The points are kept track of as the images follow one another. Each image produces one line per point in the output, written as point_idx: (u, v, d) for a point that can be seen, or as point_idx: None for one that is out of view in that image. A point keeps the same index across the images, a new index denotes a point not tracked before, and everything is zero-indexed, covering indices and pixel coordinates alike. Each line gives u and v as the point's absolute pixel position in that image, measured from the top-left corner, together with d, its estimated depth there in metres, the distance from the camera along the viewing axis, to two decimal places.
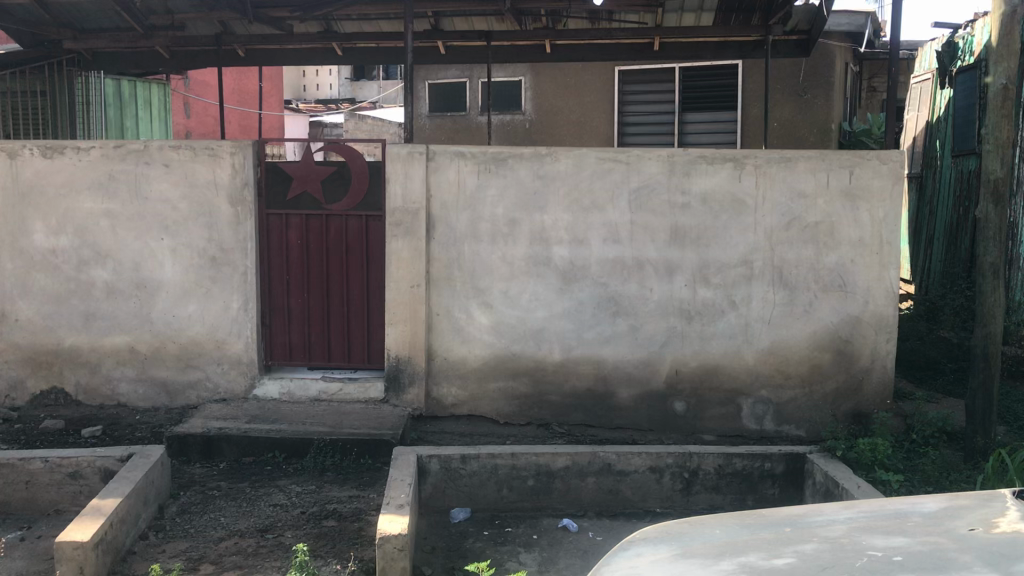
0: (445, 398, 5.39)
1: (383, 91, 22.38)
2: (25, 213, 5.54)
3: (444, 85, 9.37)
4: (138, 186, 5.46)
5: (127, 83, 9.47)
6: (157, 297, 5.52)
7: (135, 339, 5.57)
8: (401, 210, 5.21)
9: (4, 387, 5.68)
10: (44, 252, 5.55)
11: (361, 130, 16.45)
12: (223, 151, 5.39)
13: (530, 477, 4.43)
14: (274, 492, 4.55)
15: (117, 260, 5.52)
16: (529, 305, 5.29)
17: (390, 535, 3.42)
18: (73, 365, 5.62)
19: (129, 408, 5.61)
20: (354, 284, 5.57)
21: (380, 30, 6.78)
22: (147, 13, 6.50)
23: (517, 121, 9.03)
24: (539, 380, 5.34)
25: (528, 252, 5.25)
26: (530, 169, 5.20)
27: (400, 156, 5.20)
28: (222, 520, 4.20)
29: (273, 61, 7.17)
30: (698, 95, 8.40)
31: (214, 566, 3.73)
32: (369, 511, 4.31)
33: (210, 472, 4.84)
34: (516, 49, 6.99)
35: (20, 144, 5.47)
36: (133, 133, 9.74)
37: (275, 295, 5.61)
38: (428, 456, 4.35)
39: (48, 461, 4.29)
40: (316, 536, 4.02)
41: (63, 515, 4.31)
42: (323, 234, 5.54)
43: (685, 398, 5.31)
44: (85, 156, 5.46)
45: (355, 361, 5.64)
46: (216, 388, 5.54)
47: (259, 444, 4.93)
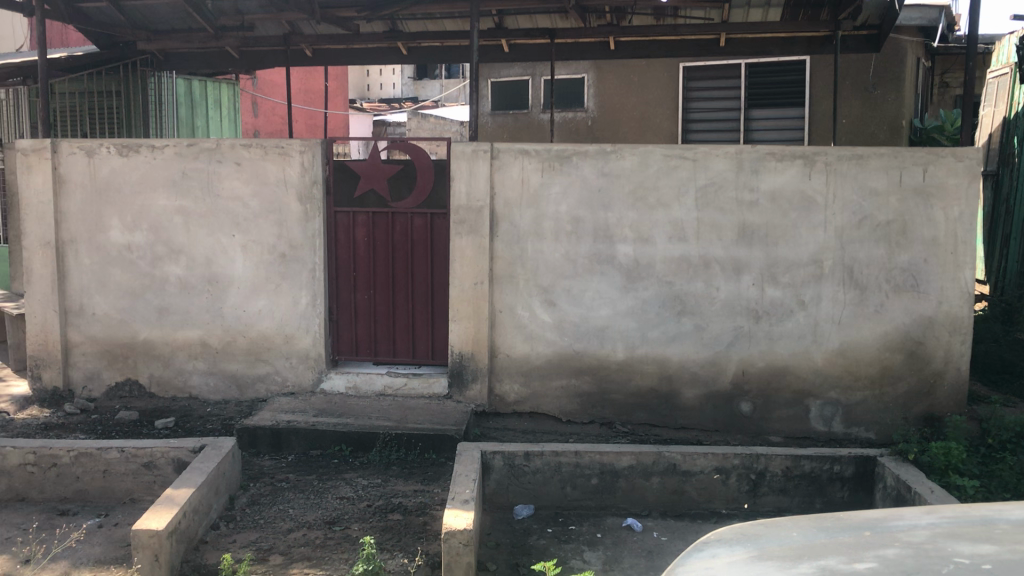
0: (508, 395, 5.42)
1: (445, 89, 22.57)
2: (102, 210, 5.71)
3: (507, 84, 9.40)
4: (210, 184, 5.58)
5: (197, 84, 9.69)
6: (228, 292, 5.64)
7: (207, 334, 5.70)
8: (465, 207, 5.25)
9: (82, 378, 5.87)
10: (121, 247, 5.72)
11: (423, 129, 16.48)
12: (293, 149, 5.48)
13: (593, 476, 4.40)
14: (341, 485, 4.61)
15: (190, 256, 5.66)
16: (592, 303, 5.28)
17: (455, 530, 3.45)
18: (147, 358, 5.79)
19: (200, 400, 5.75)
20: (419, 283, 5.62)
21: (444, 28, 6.84)
22: (218, 13, 6.65)
23: (579, 118, 8.99)
24: (602, 379, 5.33)
25: (591, 249, 5.24)
26: (595, 166, 5.18)
27: (464, 154, 5.23)
28: (291, 512, 4.27)
29: (340, 61, 7.28)
30: (765, 91, 8.28)
31: (284, 558, 3.79)
32: (434, 505, 4.33)
33: (280, 464, 4.93)
34: (582, 47, 6.97)
35: (98, 142, 5.64)
36: (203, 132, 9.93)
37: (341, 291, 5.69)
38: (492, 452, 4.37)
39: (124, 451, 4.41)
40: (383, 529, 4.06)
41: (139, 503, 4.44)
42: (389, 231, 5.61)
43: (751, 399, 5.25)
44: (159, 155, 5.61)
45: (420, 356, 5.70)
46: (285, 382, 5.64)
47: (327, 437, 5.01)
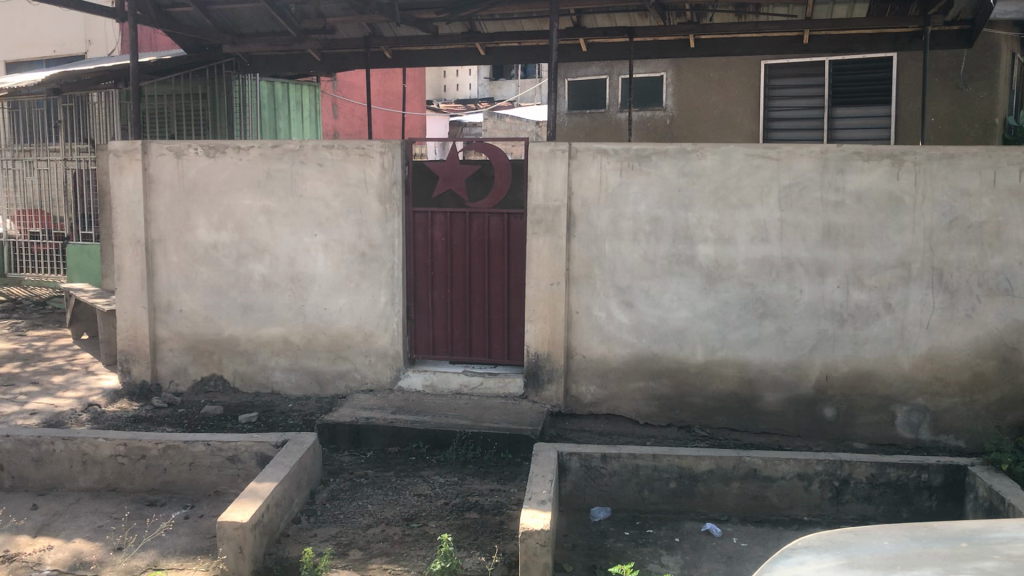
0: (584, 396, 5.40)
1: (521, 90, 22.62)
2: (190, 210, 5.87)
3: (585, 83, 9.38)
4: (293, 184, 5.69)
5: (280, 86, 9.90)
6: (309, 290, 5.74)
7: (289, 331, 5.81)
8: (542, 207, 5.26)
9: (169, 372, 6.05)
10: (207, 246, 5.88)
11: (499, 130, 16.56)
12: (373, 150, 5.55)
13: (672, 480, 4.35)
14: (418, 482, 4.65)
15: (274, 254, 5.78)
16: (671, 304, 5.22)
17: (532, 530, 3.45)
18: (231, 354, 5.94)
19: (282, 396, 5.87)
20: (496, 282, 5.64)
21: (523, 29, 6.85)
22: (301, 16, 6.78)
23: (658, 117, 8.95)
24: (680, 382, 5.27)
25: (670, 250, 5.19)
26: (675, 166, 5.13)
27: (542, 154, 5.23)
28: (369, 508, 4.33)
29: (420, 62, 7.36)
30: (849, 89, 8.09)
31: (363, 552, 3.84)
32: (511, 505, 4.34)
33: (359, 460, 5.00)
34: (660, 45, 6.91)
35: (186, 144, 5.81)
36: (285, 134, 10.14)
37: (419, 290, 5.75)
38: (569, 454, 4.37)
39: (210, 444, 4.53)
40: (460, 527, 4.08)
41: (223, 496, 4.55)
42: (467, 231, 5.64)
43: (835, 404, 5.13)
44: (244, 156, 5.74)
45: (496, 356, 5.72)
46: (364, 380, 5.72)
47: (405, 435, 5.07)
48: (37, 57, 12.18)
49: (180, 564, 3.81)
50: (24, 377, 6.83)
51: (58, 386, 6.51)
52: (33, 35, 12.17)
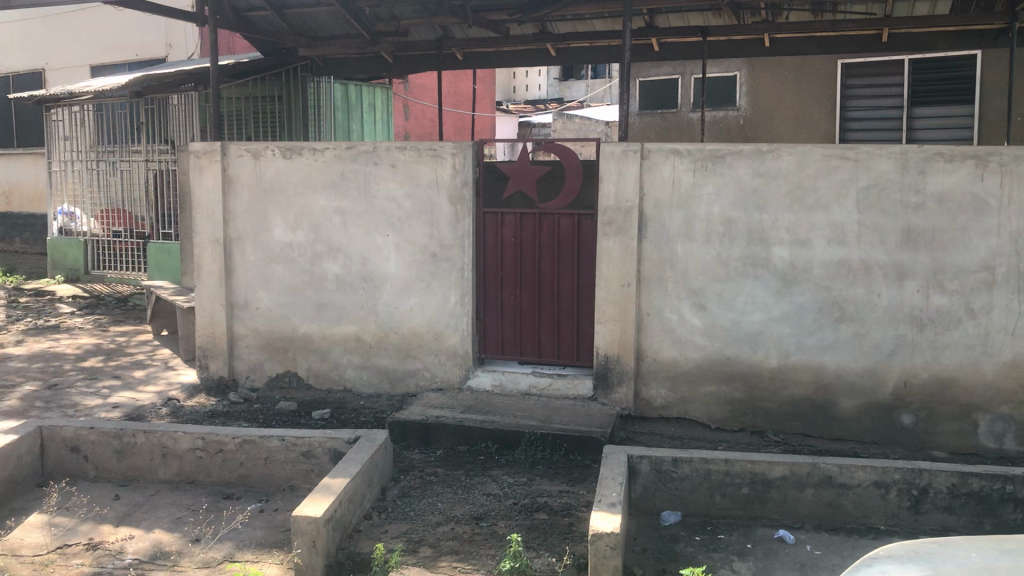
0: (654, 399, 5.36)
1: (591, 90, 22.56)
2: (266, 210, 6.00)
3: (657, 83, 9.30)
4: (367, 185, 5.77)
5: (353, 88, 10.03)
6: (381, 289, 5.82)
7: (361, 329, 5.90)
8: (614, 208, 5.24)
9: (246, 368, 6.20)
10: (283, 246, 5.99)
11: (568, 130, 16.55)
12: (445, 151, 5.59)
13: (744, 485, 4.29)
14: (488, 481, 4.67)
15: (347, 254, 5.87)
16: (744, 307, 5.15)
17: (603, 532, 3.44)
18: (305, 351, 6.05)
19: (354, 393, 5.96)
20: (566, 283, 5.62)
21: (594, 29, 6.83)
22: (375, 19, 6.87)
23: (730, 117, 8.94)
24: (753, 386, 5.20)
25: (744, 252, 5.12)
26: (749, 166, 5.06)
27: (614, 155, 5.21)
28: (439, 506, 4.37)
29: (491, 63, 7.40)
30: (930, 89, 7.80)
31: (433, 550, 3.87)
32: (580, 507, 4.33)
33: (429, 458, 5.04)
34: (734, 44, 6.82)
35: (264, 145, 5.93)
36: (358, 135, 10.27)
37: (489, 291, 5.78)
38: (639, 456, 4.34)
39: (285, 439, 4.62)
40: (529, 528, 4.09)
41: (297, 490, 4.63)
42: (537, 231, 5.64)
43: (914, 411, 5.00)
44: (320, 157, 5.84)
45: (565, 357, 5.70)
46: (434, 378, 5.77)
47: (474, 434, 5.10)
48: (121, 60, 12.57)
49: (256, 556, 3.90)
50: (107, 370, 7.06)
51: (140, 380, 6.71)
52: (118, 40, 12.56)
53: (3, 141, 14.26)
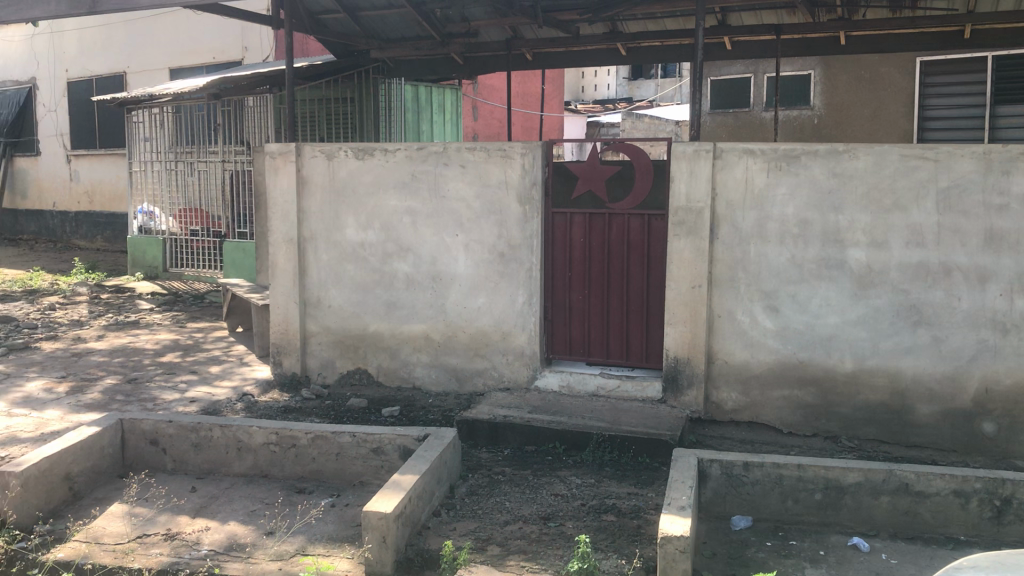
0: (725, 403, 5.30)
1: (661, 89, 22.38)
2: (339, 210, 6.09)
3: (728, 82, 9.18)
4: (437, 185, 5.81)
5: (423, 89, 10.12)
6: (450, 289, 5.86)
7: (430, 328, 5.95)
8: (685, 209, 5.20)
9: (317, 365, 6.31)
10: (354, 245, 6.08)
11: (637, 129, 16.46)
12: (515, 152, 5.60)
13: (817, 491, 4.21)
14: (556, 482, 4.67)
15: (417, 253, 5.92)
16: (818, 310, 5.06)
17: (672, 536, 3.41)
18: (375, 349, 6.13)
19: (423, 391, 6.02)
20: (635, 285, 5.59)
21: (665, 28, 6.78)
22: (446, 20, 6.92)
23: (804, 116, 8.66)
24: (826, 390, 5.10)
25: (819, 253, 5.02)
26: (825, 166, 4.96)
27: (686, 155, 5.17)
28: (508, 505, 4.38)
29: (561, 63, 7.40)
30: (1014, 86, 7.65)
31: (501, 549, 3.89)
32: (649, 509, 4.30)
33: (497, 457, 5.07)
34: (808, 42, 6.70)
35: (337, 146, 6.02)
36: (427, 136, 10.37)
37: (558, 291, 5.78)
38: (709, 460, 4.30)
39: (356, 436, 4.68)
40: (596, 529, 4.08)
41: (367, 486, 4.69)
42: (606, 232, 5.61)
43: (996, 419, 4.83)
44: (391, 158, 5.90)
45: (633, 359, 5.66)
46: (502, 378, 5.79)
47: (542, 434, 5.11)
48: (198, 63, 12.88)
49: (328, 550, 3.96)
50: (184, 365, 7.26)
51: (216, 375, 6.88)
52: (196, 44, 12.88)
53: (86, 142, 14.73)
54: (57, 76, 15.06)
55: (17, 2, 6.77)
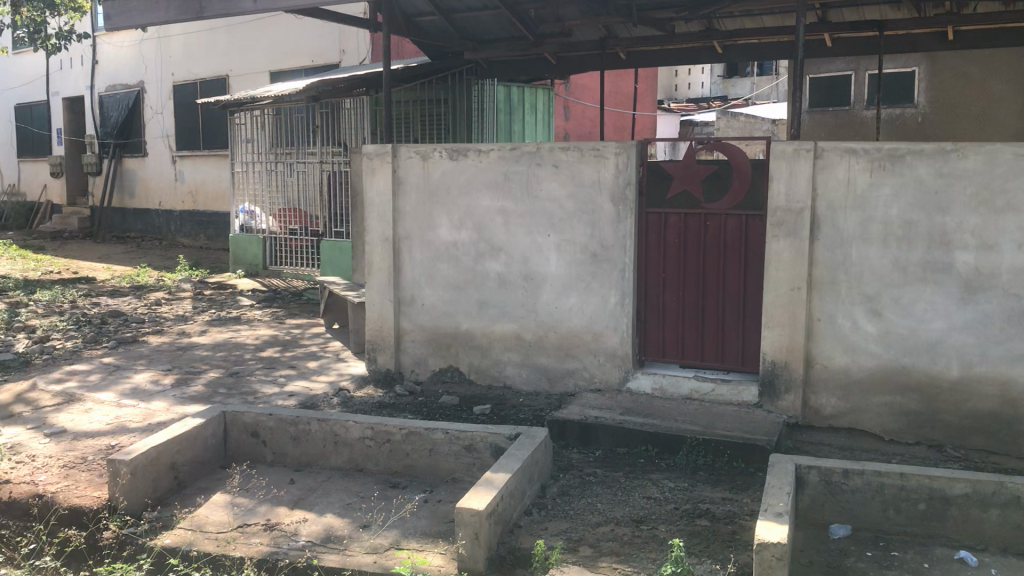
0: (823, 409, 5.16)
1: (756, 88, 21.96)
2: (433, 210, 6.17)
3: (827, 79, 8.97)
4: (530, 186, 5.83)
5: (515, 89, 10.15)
6: (543, 289, 5.87)
7: (522, 328, 5.97)
8: (784, 209, 5.09)
9: (411, 362, 6.40)
10: (448, 245, 6.15)
11: (733, 129, 16.20)
12: (609, 151, 5.58)
13: (921, 501, 4.06)
14: (648, 484, 4.63)
15: (509, 253, 5.95)
16: (923, 314, 4.88)
17: (768, 542, 3.35)
18: (467, 347, 6.18)
19: (514, 390, 6.05)
20: (731, 286, 5.49)
21: (763, 26, 6.64)
22: (540, 21, 6.93)
23: (908, 114, 8.42)
24: (931, 398, 4.92)
25: (924, 256, 4.85)
26: (931, 166, 4.79)
27: (785, 154, 5.07)
28: (600, 506, 4.36)
29: (655, 63, 7.33)
30: None
31: (592, 550, 3.87)
32: (744, 515, 4.22)
33: (589, 458, 5.05)
34: (914, 38, 6.48)
35: (431, 147, 6.10)
36: (519, 137, 10.40)
37: (651, 293, 5.74)
38: (808, 466, 4.20)
39: (448, 432, 4.73)
40: (690, 534, 4.03)
41: (459, 483, 4.73)
42: (701, 233, 5.54)
43: None
44: (485, 158, 5.95)
45: (728, 362, 5.57)
46: (593, 379, 5.77)
47: (635, 436, 5.07)
48: (297, 67, 13.22)
49: (421, 545, 4.01)
50: (283, 360, 7.46)
51: (312, 370, 7.05)
52: (295, 47, 13.22)
53: (191, 143, 15.26)
54: (164, 80, 15.64)
55: (129, 10, 7.06)
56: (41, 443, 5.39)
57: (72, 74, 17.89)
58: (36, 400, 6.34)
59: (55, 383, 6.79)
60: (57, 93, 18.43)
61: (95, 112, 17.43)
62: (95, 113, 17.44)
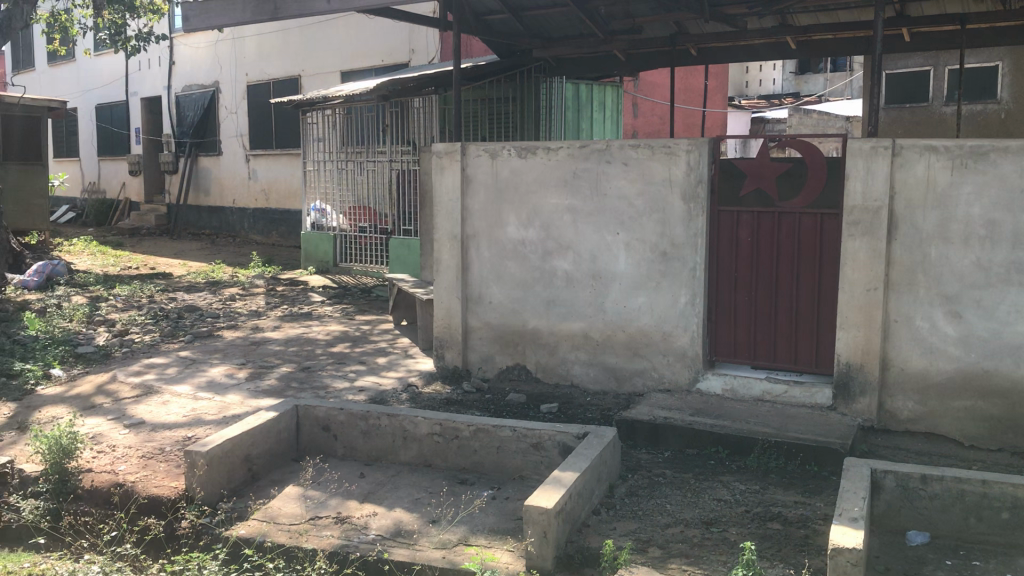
0: (900, 412, 5.04)
1: (829, 84, 21.52)
2: (501, 208, 6.18)
3: (904, 75, 8.76)
4: (599, 183, 5.80)
5: (584, 87, 10.11)
6: (611, 288, 5.84)
7: (590, 326, 5.95)
8: (860, 207, 4.98)
9: (478, 359, 6.43)
10: (516, 243, 6.15)
11: (805, 125, 15.90)
12: (680, 149, 5.52)
13: (1004, 510, 3.93)
14: (718, 486, 4.58)
15: (578, 252, 5.93)
16: (1007, 316, 4.73)
17: (843, 548, 3.28)
18: (535, 345, 6.19)
19: (581, 389, 6.03)
20: (804, 286, 5.39)
21: (838, 20, 6.50)
22: (610, 18, 6.89)
23: (990, 110, 8.19)
24: (1014, 403, 4.76)
25: (1009, 256, 4.69)
26: (1016, 163, 4.63)
27: (861, 152, 4.96)
28: (669, 507, 4.33)
29: (726, 59, 7.25)
30: None
31: (662, 551, 3.84)
32: (817, 519, 4.14)
33: (657, 459, 5.01)
34: (998, 31, 6.28)
35: (500, 145, 6.11)
36: (587, 134, 10.37)
37: (723, 292, 5.66)
38: (884, 471, 4.11)
39: (516, 430, 4.74)
40: (761, 537, 3.97)
41: (527, 481, 4.74)
42: (774, 231, 5.45)
43: None
44: (554, 156, 5.94)
45: (801, 363, 5.46)
46: (662, 379, 5.72)
47: (705, 437, 5.02)
48: (367, 67, 13.39)
49: (489, 541, 4.03)
50: (353, 356, 7.56)
51: (381, 366, 7.13)
52: (365, 47, 13.38)
53: (263, 142, 15.56)
54: (238, 80, 15.98)
55: (206, 11, 7.22)
56: (121, 433, 5.56)
57: (151, 74, 18.36)
58: (117, 392, 6.54)
59: (134, 375, 6.99)
60: (136, 93, 18.94)
61: (172, 111, 17.87)
62: (172, 113, 17.90)
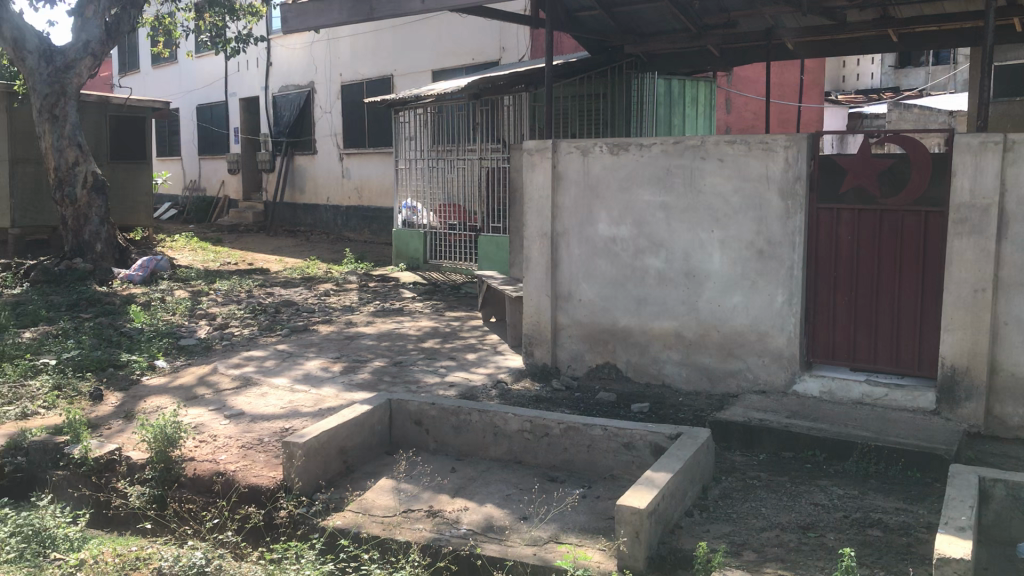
0: (1010, 418, 4.83)
1: (931, 77, 20.80)
2: (593, 205, 6.16)
3: (1015, 67, 8.41)
4: (692, 180, 5.73)
5: (676, 82, 9.97)
6: (705, 286, 5.75)
7: (683, 325, 5.88)
8: (968, 205, 4.79)
9: (568, 357, 6.42)
10: (607, 240, 6.12)
11: (906, 120, 15.39)
12: (777, 145, 5.41)
13: None
14: (815, 490, 4.47)
15: (670, 250, 5.87)
16: None
17: (950, 558, 3.16)
18: (626, 344, 6.15)
19: (672, 389, 5.97)
20: (907, 286, 5.22)
21: (945, 11, 6.28)
22: (704, 14, 6.80)
23: None
24: None
25: None
26: None
27: (970, 147, 4.77)
28: (764, 511, 4.24)
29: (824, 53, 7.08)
30: None
31: (757, 555, 3.77)
32: (920, 527, 4.00)
33: (751, 461, 4.92)
34: None
35: (592, 142, 6.08)
36: (680, 131, 10.24)
37: (821, 292, 5.52)
38: (993, 480, 3.94)
39: (607, 429, 4.72)
40: (861, 544, 3.85)
41: (617, 481, 4.70)
42: (876, 230, 5.29)
43: None
44: (646, 153, 5.88)
45: (903, 366, 5.29)
46: (757, 380, 5.62)
47: (801, 440, 4.91)
48: (457, 66, 13.52)
49: (580, 540, 4.02)
50: (444, 351, 7.63)
51: (472, 362, 7.19)
52: (457, 46, 13.50)
53: (357, 141, 15.84)
54: (332, 80, 16.31)
55: (304, 13, 7.39)
56: (222, 423, 5.74)
57: (249, 75, 18.89)
58: (217, 383, 6.75)
59: (234, 367, 7.20)
60: (235, 94, 19.52)
61: (269, 111, 18.35)
62: (269, 113, 18.37)
